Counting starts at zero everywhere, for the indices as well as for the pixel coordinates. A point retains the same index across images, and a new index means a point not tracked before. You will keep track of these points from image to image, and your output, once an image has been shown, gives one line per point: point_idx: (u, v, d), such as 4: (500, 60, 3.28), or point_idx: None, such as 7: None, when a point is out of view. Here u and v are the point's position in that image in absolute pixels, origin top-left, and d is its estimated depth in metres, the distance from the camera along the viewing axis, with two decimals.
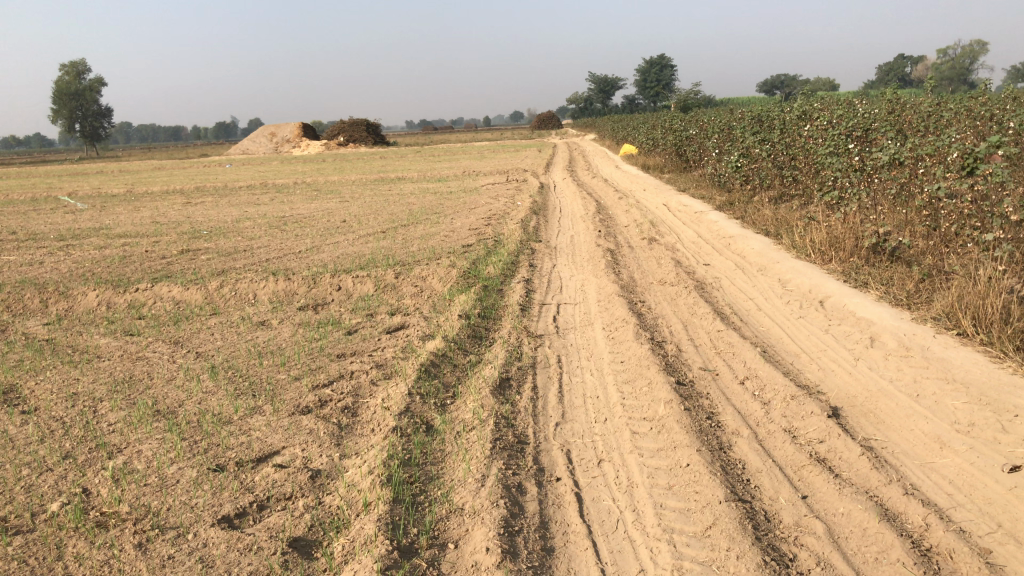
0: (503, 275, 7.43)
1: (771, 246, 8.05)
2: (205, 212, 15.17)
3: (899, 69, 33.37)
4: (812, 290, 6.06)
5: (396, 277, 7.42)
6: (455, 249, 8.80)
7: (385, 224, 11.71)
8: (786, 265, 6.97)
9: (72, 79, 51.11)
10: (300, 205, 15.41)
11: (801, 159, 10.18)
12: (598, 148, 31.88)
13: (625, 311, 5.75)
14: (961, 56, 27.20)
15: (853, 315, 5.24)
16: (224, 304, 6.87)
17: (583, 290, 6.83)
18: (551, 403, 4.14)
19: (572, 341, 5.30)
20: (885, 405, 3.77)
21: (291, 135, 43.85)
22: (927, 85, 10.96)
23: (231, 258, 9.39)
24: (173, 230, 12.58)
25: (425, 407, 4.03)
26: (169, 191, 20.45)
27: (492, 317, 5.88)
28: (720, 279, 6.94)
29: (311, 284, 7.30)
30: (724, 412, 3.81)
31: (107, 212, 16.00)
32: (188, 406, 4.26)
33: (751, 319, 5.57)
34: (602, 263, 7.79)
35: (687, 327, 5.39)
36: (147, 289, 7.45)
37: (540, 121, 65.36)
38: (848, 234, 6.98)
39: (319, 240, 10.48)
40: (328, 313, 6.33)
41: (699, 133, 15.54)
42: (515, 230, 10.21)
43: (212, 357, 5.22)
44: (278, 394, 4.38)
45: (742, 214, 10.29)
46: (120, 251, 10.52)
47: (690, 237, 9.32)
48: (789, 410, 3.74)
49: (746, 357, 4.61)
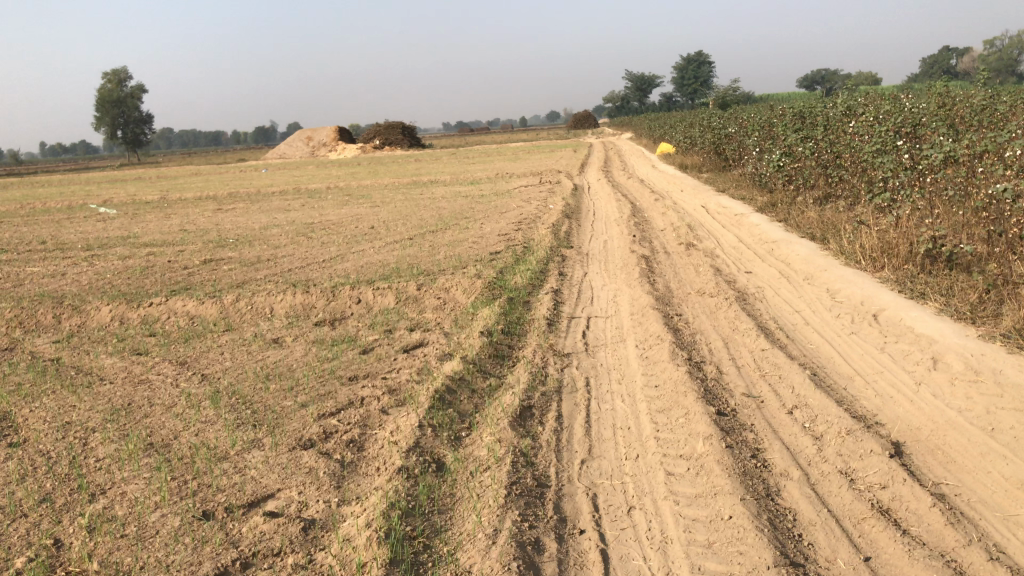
0: (530, 285, 7.04)
1: (818, 251, 7.56)
2: (234, 219, 14.97)
3: (945, 61, 32.16)
4: (864, 301, 5.58)
5: (419, 289, 7.06)
6: (482, 257, 8.43)
7: (412, 230, 11.38)
8: (834, 273, 6.49)
9: (114, 87, 51.72)
10: (329, 211, 15.17)
11: (847, 158, 9.63)
12: (633, 147, 31.25)
13: (660, 326, 5.33)
14: (1009, 47, 26.01)
15: (912, 331, 4.76)
16: (239, 320, 6.57)
17: (615, 301, 6.41)
18: (576, 437, 3.73)
19: (602, 360, 4.90)
20: (956, 442, 3.32)
21: (327, 138, 43.84)
22: (980, 76, 10.34)
23: (254, 268, 9.12)
24: (200, 238, 12.40)
25: (436, 442, 3.66)
26: (202, 198, 20.38)
27: (516, 334, 5.49)
28: (763, 289, 6.48)
29: (330, 297, 6.97)
30: (770, 449, 3.39)
31: (138, 219, 15.92)
32: (182, 439, 3.93)
33: (798, 336, 5.11)
34: (636, 271, 7.37)
35: (728, 345, 4.95)
36: (162, 304, 7.17)
37: (576, 121, 64.87)
38: (901, 240, 6.47)
39: (345, 248, 10.17)
40: (345, 329, 5.99)
41: (738, 131, 15.00)
42: (546, 235, 9.81)
43: (218, 381, 4.90)
44: (281, 425, 4.04)
45: (785, 216, 9.77)
46: (144, 261, 10.32)
47: (730, 242, 8.86)
48: (844, 447, 3.31)
49: (794, 382, 4.16)
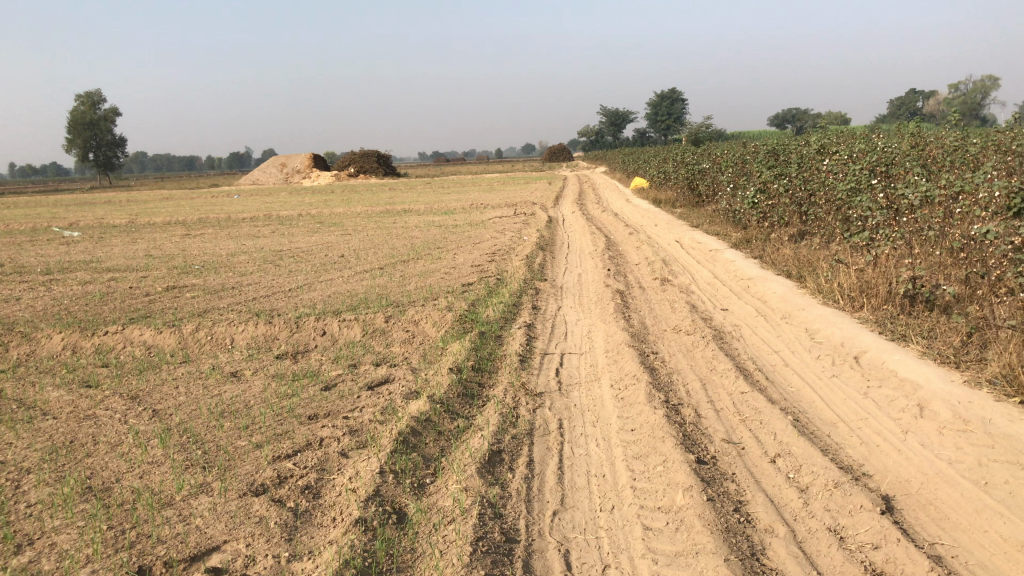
0: (503, 318, 6.83)
1: (794, 289, 7.44)
2: (201, 245, 14.65)
3: (911, 102, 32.67)
4: (844, 343, 5.43)
5: (387, 320, 6.83)
6: (454, 289, 8.22)
7: (383, 260, 11.14)
8: (812, 312, 6.35)
9: (87, 109, 51.15)
10: (299, 238, 14.91)
11: (822, 196, 9.57)
12: (607, 181, 31.35)
13: (636, 365, 5.13)
14: (973, 91, 26.36)
15: (895, 376, 4.60)
16: (198, 351, 6.29)
17: (589, 337, 6.21)
18: (548, 485, 3.51)
19: (575, 401, 4.68)
20: (949, 496, 3.14)
21: (301, 165, 43.54)
22: (952, 117, 10.37)
23: (217, 296, 8.85)
24: (164, 264, 12.08)
25: (398, 490, 3.42)
26: (170, 223, 20.03)
27: (487, 371, 5.26)
28: (740, 327, 6.32)
29: (294, 328, 6.72)
30: (754, 502, 3.19)
31: (103, 243, 15.55)
32: (125, 483, 3.66)
33: (778, 378, 4.94)
34: (611, 305, 7.20)
35: (705, 387, 4.77)
36: (117, 332, 6.87)
37: (551, 154, 65.22)
38: (880, 279, 6.35)
39: (313, 277, 9.91)
40: (308, 363, 5.74)
41: (712, 167, 14.99)
42: (519, 267, 9.63)
43: (168, 417, 4.61)
44: (233, 468, 3.78)
45: (760, 253, 9.67)
46: (104, 287, 9.99)
47: (705, 278, 8.73)
48: (832, 502, 3.11)
49: (776, 428, 3.98)
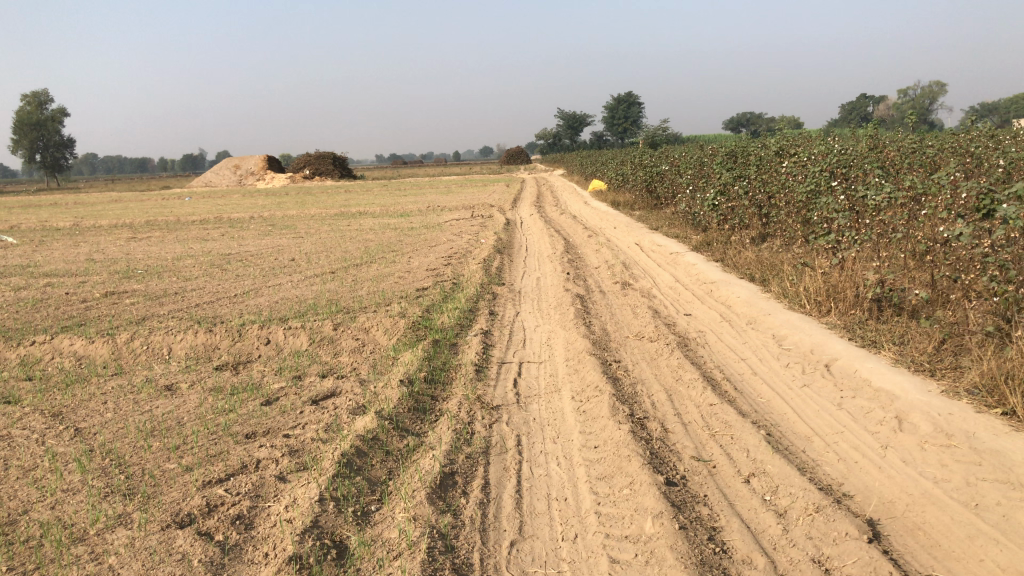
0: (457, 325, 6.51)
1: (758, 293, 7.24)
2: (146, 248, 14.08)
3: (862, 106, 32.95)
4: (813, 350, 5.22)
5: (336, 328, 6.47)
6: (407, 294, 7.89)
7: (335, 264, 10.73)
8: (779, 317, 6.15)
9: (34, 109, 49.75)
10: (250, 241, 14.43)
11: (783, 198, 9.41)
12: (564, 183, 31.16)
13: (598, 375, 4.86)
14: (922, 96, 26.59)
15: (868, 386, 4.39)
16: (131, 362, 5.87)
17: (548, 345, 5.93)
18: (505, 511, 3.21)
19: (534, 415, 4.39)
20: (937, 520, 2.91)
21: (255, 167, 42.69)
22: (910, 119, 10.29)
23: (158, 303, 8.40)
24: (105, 268, 11.55)
25: (339, 520, 3.09)
26: (116, 225, 19.38)
27: (440, 382, 4.95)
28: (705, 333, 6.09)
29: (236, 337, 6.33)
30: (729, 529, 2.94)
31: (44, 247, 14.91)
32: (34, 515, 3.26)
33: (746, 388, 4.70)
34: (571, 311, 6.92)
35: (672, 398, 4.51)
36: (45, 342, 6.41)
37: (509, 156, 64.96)
38: (847, 282, 6.16)
39: (260, 282, 9.50)
40: (249, 374, 5.37)
41: (671, 169, 14.83)
42: (476, 271, 9.31)
43: (91, 437, 4.20)
44: (157, 495, 3.42)
45: (722, 255, 9.49)
46: (38, 293, 9.45)
47: (667, 282, 8.51)
48: (813, 529, 2.87)
49: (749, 444, 3.73)
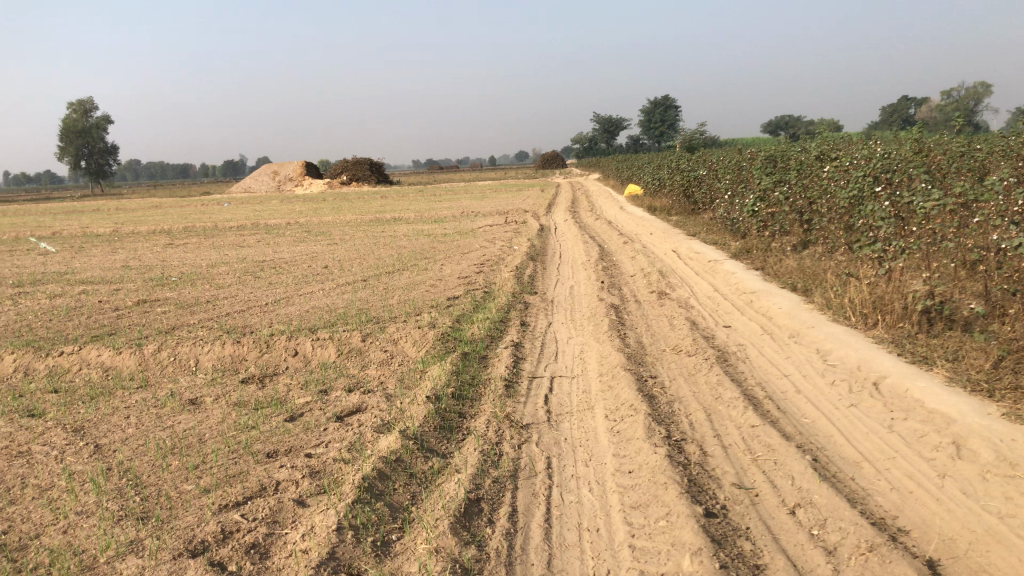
0: (488, 336, 6.34)
1: (801, 304, 6.97)
2: (181, 255, 14.11)
3: (904, 109, 32.24)
4: (861, 366, 4.96)
5: (365, 339, 6.33)
6: (438, 304, 7.74)
7: (367, 271, 10.63)
8: (823, 330, 5.89)
9: (79, 117, 50.61)
10: (284, 248, 14.41)
11: (825, 204, 9.12)
12: (600, 188, 30.88)
13: (633, 392, 4.66)
14: (966, 98, 25.88)
15: (921, 407, 4.13)
16: (158, 374, 5.78)
17: (582, 358, 5.73)
18: (534, 542, 3.03)
19: (566, 434, 4.21)
20: (1003, 561, 2.68)
21: (293, 172, 43.00)
22: (959, 121, 9.92)
23: (189, 311, 8.34)
24: (140, 276, 11.56)
25: (357, 552, 2.93)
26: (154, 232, 19.49)
27: (468, 399, 4.77)
28: (744, 347, 5.85)
29: (263, 348, 6.22)
30: (775, 569, 2.73)
31: (84, 254, 15.02)
32: (44, 540, 3.13)
33: (790, 407, 4.47)
34: (606, 322, 6.72)
35: (711, 418, 4.29)
36: (73, 353, 6.34)
37: (545, 161, 64.75)
38: (895, 294, 5.88)
39: (292, 290, 9.41)
40: (274, 388, 5.25)
41: (709, 174, 14.53)
42: (509, 279, 9.14)
43: (110, 454, 4.09)
44: (173, 519, 3.28)
45: (762, 263, 9.21)
46: (72, 301, 9.47)
47: (705, 291, 8.27)
48: (867, 570, 2.66)
49: (794, 471, 3.51)
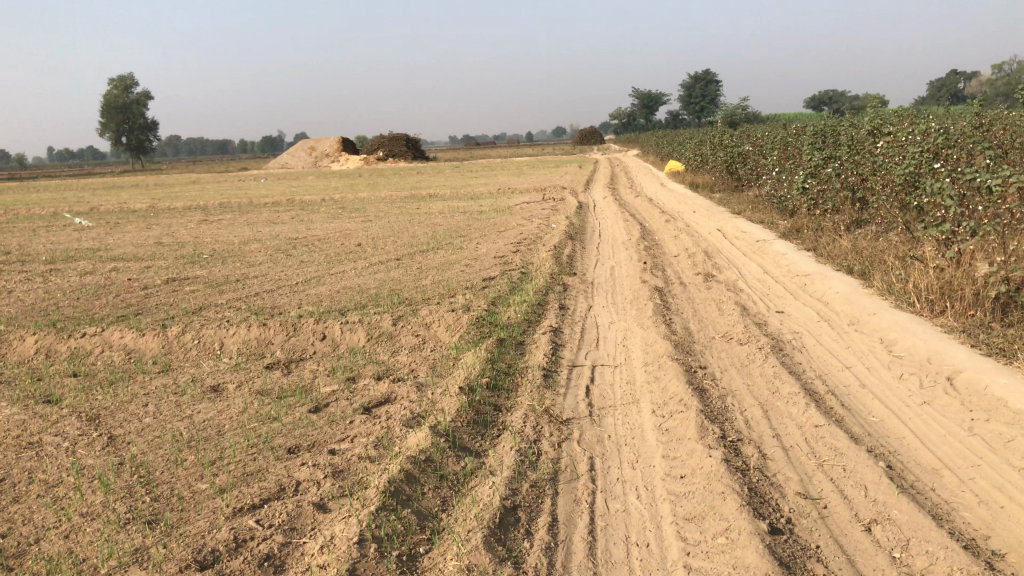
0: (525, 321, 6.02)
1: (860, 288, 6.53)
2: (215, 232, 13.93)
3: (953, 83, 31.15)
4: (932, 359, 4.55)
5: (396, 323, 6.04)
6: (473, 285, 7.42)
7: (401, 250, 10.33)
8: (886, 318, 5.47)
9: (120, 92, 50.73)
10: (318, 225, 14.18)
11: (881, 181, 8.61)
12: (640, 165, 30.30)
13: (682, 385, 4.30)
14: (1019, 71, 24.87)
15: (1004, 407, 3.73)
16: (182, 358, 5.55)
17: (625, 346, 5.38)
18: (578, 559, 2.71)
19: (611, 432, 3.87)
20: None
21: (330, 148, 42.86)
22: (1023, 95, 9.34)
23: (218, 291, 8.11)
24: (172, 253, 11.38)
25: (380, 568, 2.63)
26: (190, 208, 19.39)
27: (504, 390, 4.46)
28: (800, 335, 5.45)
29: (291, 331, 5.96)
30: None
31: (118, 230, 14.93)
32: (43, 546, 2.88)
33: (856, 403, 4.09)
34: (650, 306, 6.35)
35: (769, 416, 3.93)
36: (95, 334, 6.13)
37: (582, 137, 64.01)
38: (964, 279, 5.44)
39: (324, 269, 9.15)
40: (299, 375, 4.98)
41: (754, 150, 14.00)
42: (547, 259, 8.79)
43: (124, 447, 3.84)
44: (183, 524, 3.02)
45: (813, 243, 8.75)
46: (103, 279, 9.30)
47: (754, 273, 7.85)
48: None
49: (867, 481, 3.15)
